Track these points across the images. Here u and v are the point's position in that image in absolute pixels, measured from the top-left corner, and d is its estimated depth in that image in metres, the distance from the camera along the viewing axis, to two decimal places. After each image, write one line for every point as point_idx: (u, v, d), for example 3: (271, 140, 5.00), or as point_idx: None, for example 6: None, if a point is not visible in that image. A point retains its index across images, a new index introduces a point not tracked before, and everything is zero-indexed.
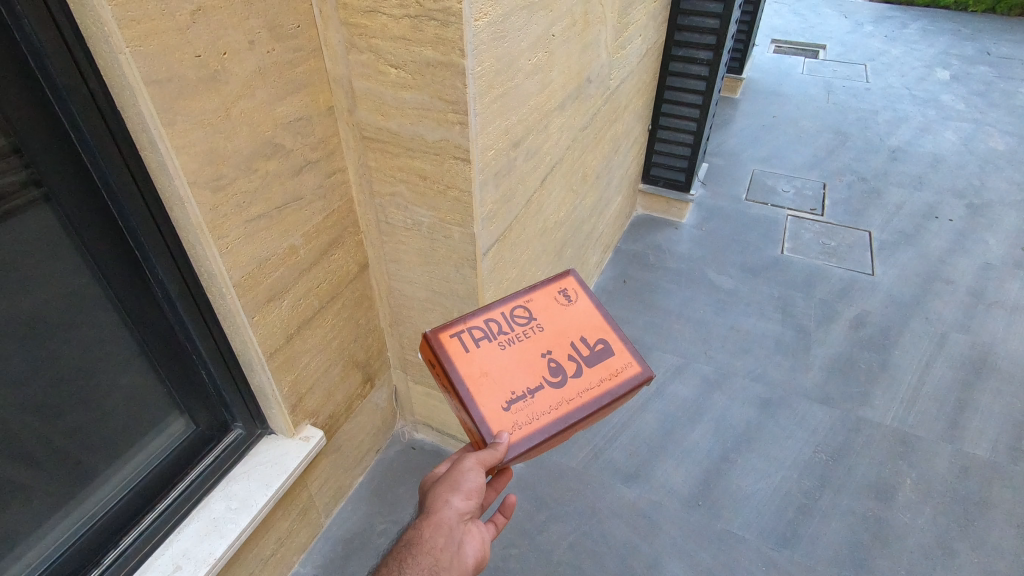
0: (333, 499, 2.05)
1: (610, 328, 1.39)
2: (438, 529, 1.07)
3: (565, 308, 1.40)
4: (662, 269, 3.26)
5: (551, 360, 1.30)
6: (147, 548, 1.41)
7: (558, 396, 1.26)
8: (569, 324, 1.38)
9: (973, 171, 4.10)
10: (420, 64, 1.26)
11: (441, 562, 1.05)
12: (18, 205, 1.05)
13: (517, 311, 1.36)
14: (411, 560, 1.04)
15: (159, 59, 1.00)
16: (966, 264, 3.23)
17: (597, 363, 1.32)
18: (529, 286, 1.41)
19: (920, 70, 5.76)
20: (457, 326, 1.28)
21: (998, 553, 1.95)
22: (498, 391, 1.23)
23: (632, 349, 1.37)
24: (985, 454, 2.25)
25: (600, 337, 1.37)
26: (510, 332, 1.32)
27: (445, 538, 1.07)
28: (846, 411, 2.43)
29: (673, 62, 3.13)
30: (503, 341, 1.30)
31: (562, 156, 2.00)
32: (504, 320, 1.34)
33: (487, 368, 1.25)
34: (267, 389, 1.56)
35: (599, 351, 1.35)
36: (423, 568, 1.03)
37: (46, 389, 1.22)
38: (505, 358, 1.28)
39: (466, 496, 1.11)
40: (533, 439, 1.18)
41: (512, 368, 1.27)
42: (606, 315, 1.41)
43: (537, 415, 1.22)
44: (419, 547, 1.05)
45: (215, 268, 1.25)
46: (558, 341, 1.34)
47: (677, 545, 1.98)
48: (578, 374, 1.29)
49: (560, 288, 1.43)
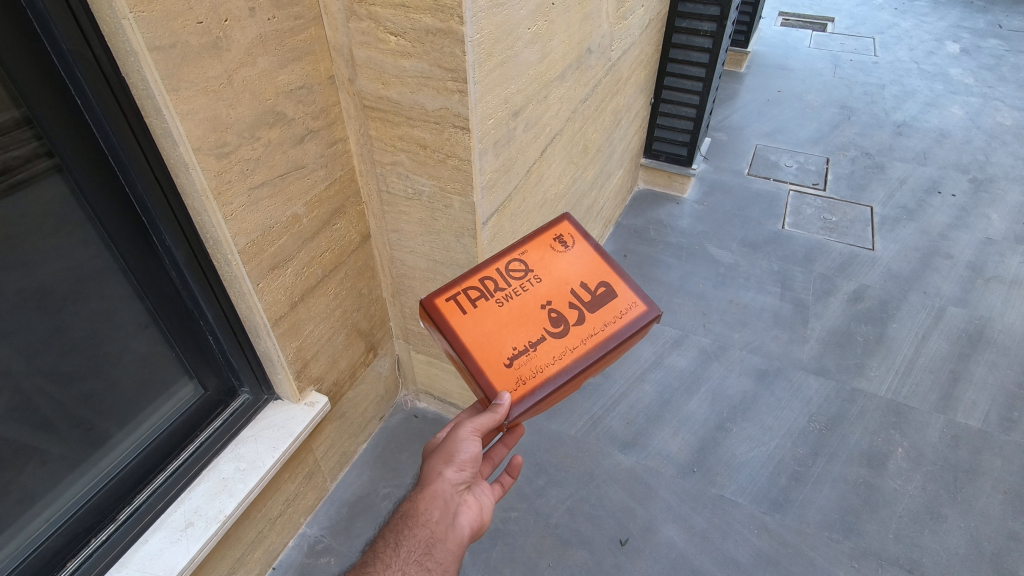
0: (339, 464, 2.11)
1: (609, 267, 1.40)
2: (435, 501, 1.14)
3: (562, 253, 1.41)
4: (662, 243, 3.27)
5: (551, 310, 1.32)
6: (160, 505, 1.47)
7: (562, 344, 1.28)
8: (565, 268, 1.39)
9: (978, 146, 4.06)
10: (419, 31, 1.27)
11: (436, 534, 1.11)
12: (30, 175, 1.08)
13: (513, 264, 1.37)
14: (408, 532, 1.11)
15: (162, 24, 1.01)
16: (967, 239, 3.23)
17: (599, 307, 1.33)
18: (522, 238, 1.42)
19: (930, 43, 5.66)
20: (452, 290, 1.31)
21: (986, 519, 1.99)
22: (499, 347, 1.26)
23: (635, 287, 1.37)
24: (976, 424, 2.29)
25: (600, 280, 1.38)
26: (506, 287, 1.34)
27: (440, 511, 1.14)
28: (841, 382, 2.46)
29: (677, 34, 3.10)
30: (500, 298, 1.32)
31: (562, 128, 2.01)
32: (499, 276, 1.36)
33: (487, 328, 1.28)
34: (272, 355, 1.59)
35: (602, 294, 1.36)
36: (419, 539, 1.10)
37: (58, 355, 1.26)
38: (501, 311, 1.31)
39: (461, 467, 1.18)
40: (538, 394, 1.21)
41: (512, 323, 1.29)
42: (604, 256, 1.42)
43: (540, 366, 1.25)
44: (415, 519, 1.12)
45: (220, 235, 1.28)
46: (557, 290, 1.35)
47: (672, 510, 2.04)
48: (581, 322, 1.31)
49: (555, 235, 1.44)
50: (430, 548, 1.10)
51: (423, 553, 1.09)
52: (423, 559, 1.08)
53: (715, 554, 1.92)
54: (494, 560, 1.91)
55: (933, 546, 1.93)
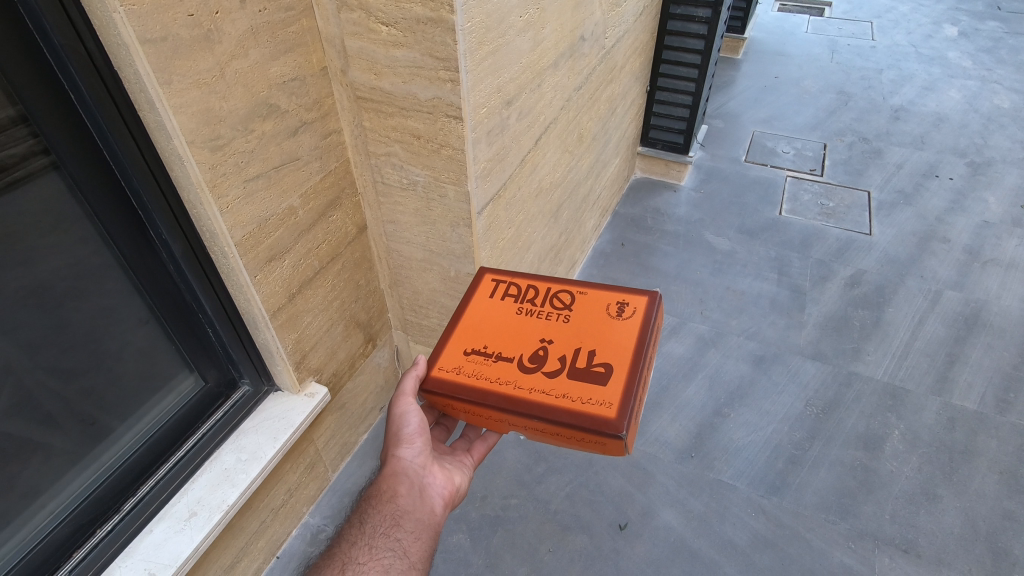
0: (340, 454, 2.14)
1: (628, 363, 1.19)
2: (398, 478, 1.20)
3: (607, 318, 1.29)
4: (659, 231, 3.28)
5: (542, 349, 1.26)
6: (164, 495, 1.49)
7: (514, 377, 1.22)
8: (593, 329, 1.28)
9: (976, 129, 4.05)
10: (410, 21, 1.28)
11: (403, 507, 1.16)
12: (28, 172, 1.09)
13: (562, 295, 1.37)
14: (374, 510, 1.16)
15: (153, 17, 1.01)
16: (964, 222, 3.23)
17: (580, 380, 1.19)
18: (595, 284, 1.38)
19: (928, 26, 5.64)
20: (504, 279, 1.44)
21: (980, 498, 2.01)
22: (478, 336, 1.33)
23: (626, 398, 1.13)
24: (973, 406, 2.30)
25: (607, 364, 1.20)
26: (536, 307, 1.36)
27: (405, 486, 1.20)
28: (838, 367, 2.48)
29: (672, 20, 3.08)
30: (522, 309, 1.36)
31: (556, 117, 2.01)
32: (546, 297, 1.38)
33: (489, 319, 1.36)
34: (271, 347, 1.61)
35: (593, 372, 1.20)
36: (386, 515, 1.15)
37: (59, 352, 1.28)
38: (510, 318, 1.35)
39: (410, 441, 1.24)
40: (450, 385, 1.23)
41: (505, 331, 1.32)
42: (640, 349, 1.21)
43: (481, 374, 1.25)
44: (379, 499, 1.17)
45: (217, 228, 1.29)
46: (568, 339, 1.27)
47: (670, 494, 2.06)
48: (550, 375, 1.21)
49: (621, 303, 1.32)
50: (397, 520, 1.14)
51: (390, 526, 1.13)
52: (390, 531, 1.13)
53: (713, 538, 1.94)
54: (495, 546, 1.94)
55: (928, 526, 1.95)
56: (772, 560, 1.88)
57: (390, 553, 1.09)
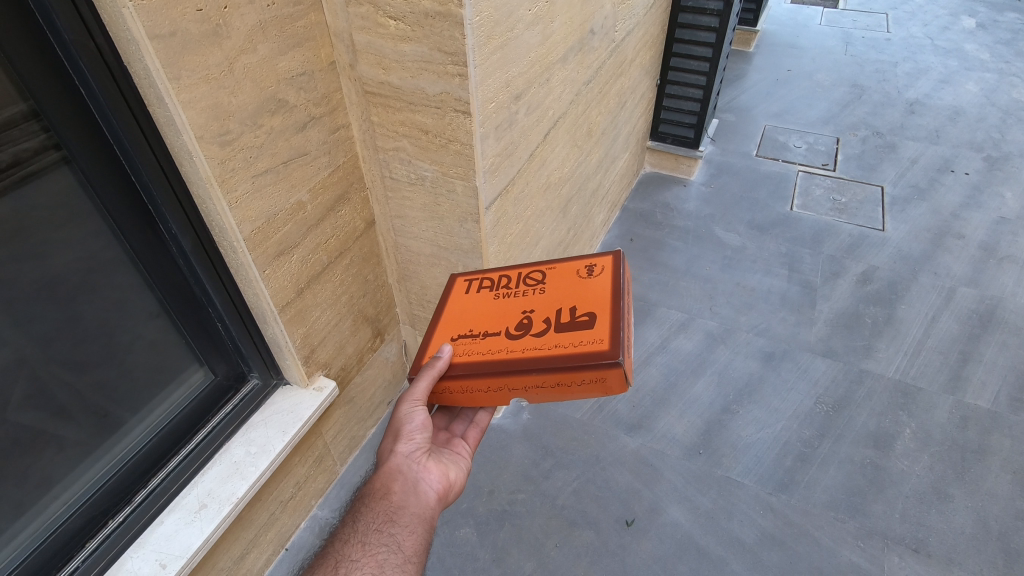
0: (348, 448, 2.15)
1: (611, 304, 1.20)
2: (393, 475, 1.20)
3: (581, 278, 1.30)
4: (668, 227, 3.26)
5: (526, 317, 1.26)
6: (175, 487, 1.51)
7: (505, 346, 1.21)
8: (570, 289, 1.28)
9: (993, 123, 3.98)
10: (418, 15, 1.27)
11: (397, 503, 1.16)
12: (39, 167, 1.10)
13: (534, 273, 1.38)
14: (369, 507, 1.16)
15: (162, 13, 1.01)
16: (980, 218, 3.18)
17: (568, 330, 1.18)
18: (563, 258, 1.39)
19: (945, 18, 5.53)
20: (477, 276, 1.45)
21: (993, 498, 1.99)
22: (461, 324, 1.32)
23: (615, 331, 1.13)
24: (986, 405, 2.27)
25: (591, 311, 1.20)
26: (511, 287, 1.36)
27: (400, 481, 1.19)
28: (848, 364, 2.46)
29: (683, 13, 3.05)
30: (498, 293, 1.36)
31: (565, 111, 2.00)
32: (518, 278, 1.39)
33: (468, 309, 1.35)
34: (280, 341, 1.61)
35: (579, 322, 1.19)
36: (380, 511, 1.15)
37: (71, 346, 1.29)
38: (488, 303, 1.35)
39: (409, 436, 1.24)
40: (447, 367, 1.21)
41: (487, 314, 1.32)
42: (617, 291, 1.22)
43: (472, 352, 1.23)
44: (374, 496, 1.17)
45: (225, 222, 1.29)
46: (548, 303, 1.27)
47: (677, 490, 2.06)
48: (538, 334, 1.20)
49: (590, 265, 1.33)
50: (391, 517, 1.14)
51: (383, 522, 1.13)
52: (384, 527, 1.13)
53: (720, 535, 1.94)
54: (502, 540, 1.95)
55: (939, 526, 1.93)
56: (780, 558, 1.87)
57: (385, 549, 1.09)
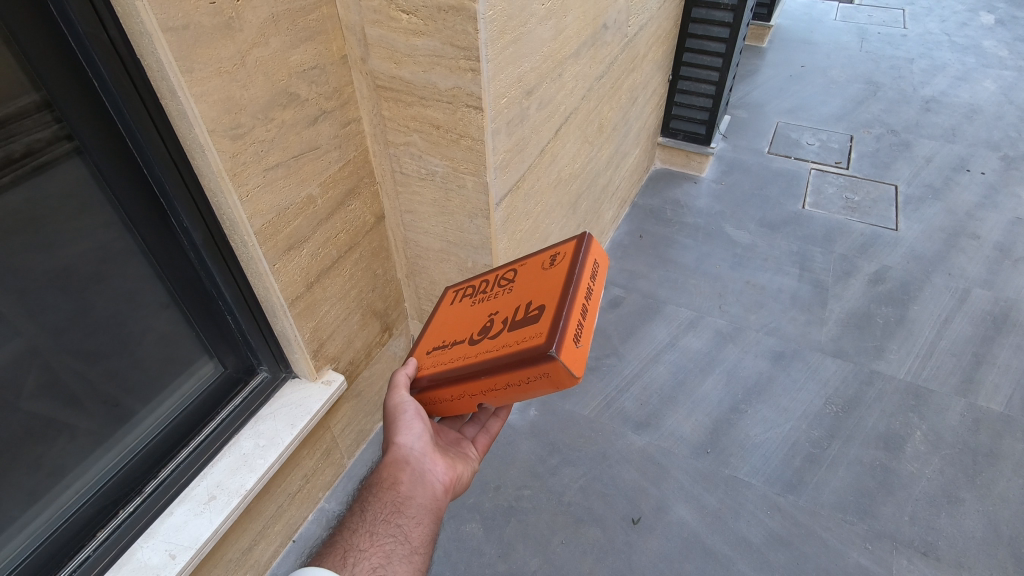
0: (355, 442, 2.16)
1: (558, 294, 1.11)
2: (399, 467, 1.21)
3: (543, 270, 1.23)
4: (678, 223, 3.24)
5: (490, 320, 1.23)
6: (185, 478, 1.52)
7: (465, 352, 1.20)
8: (531, 284, 1.22)
9: (1011, 122, 3.92)
10: (431, 10, 1.26)
11: (403, 494, 1.17)
12: (52, 158, 1.11)
13: (507, 272, 1.34)
14: (375, 497, 1.17)
15: (175, 5, 1.01)
16: (996, 219, 3.14)
17: (519, 327, 1.12)
18: (536, 251, 1.33)
19: (963, 14, 5.44)
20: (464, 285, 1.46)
21: (1004, 502, 1.97)
22: (438, 335, 1.35)
23: (555, 323, 1.04)
24: (998, 408, 2.25)
25: (541, 304, 1.13)
26: (484, 291, 1.34)
27: (406, 473, 1.20)
28: (859, 365, 2.44)
29: (696, 8, 3.01)
30: (473, 298, 1.35)
31: (576, 107, 1.98)
32: (492, 280, 1.36)
33: (447, 319, 1.37)
34: (289, 334, 1.61)
35: (528, 318, 1.13)
36: (387, 502, 1.16)
37: (83, 336, 1.30)
38: (463, 310, 1.35)
39: (410, 428, 1.23)
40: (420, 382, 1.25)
41: (459, 321, 1.32)
42: (568, 279, 1.13)
43: (440, 363, 1.25)
44: (380, 486, 1.18)
45: (237, 216, 1.29)
46: (509, 302, 1.23)
47: (684, 489, 2.05)
48: (493, 337, 1.17)
49: (556, 254, 1.25)
50: (397, 508, 1.15)
51: (390, 513, 1.14)
52: (390, 517, 1.13)
53: (726, 534, 1.93)
54: (508, 536, 1.95)
55: (949, 529, 1.91)
56: (787, 558, 1.86)
57: (391, 540, 1.09)
